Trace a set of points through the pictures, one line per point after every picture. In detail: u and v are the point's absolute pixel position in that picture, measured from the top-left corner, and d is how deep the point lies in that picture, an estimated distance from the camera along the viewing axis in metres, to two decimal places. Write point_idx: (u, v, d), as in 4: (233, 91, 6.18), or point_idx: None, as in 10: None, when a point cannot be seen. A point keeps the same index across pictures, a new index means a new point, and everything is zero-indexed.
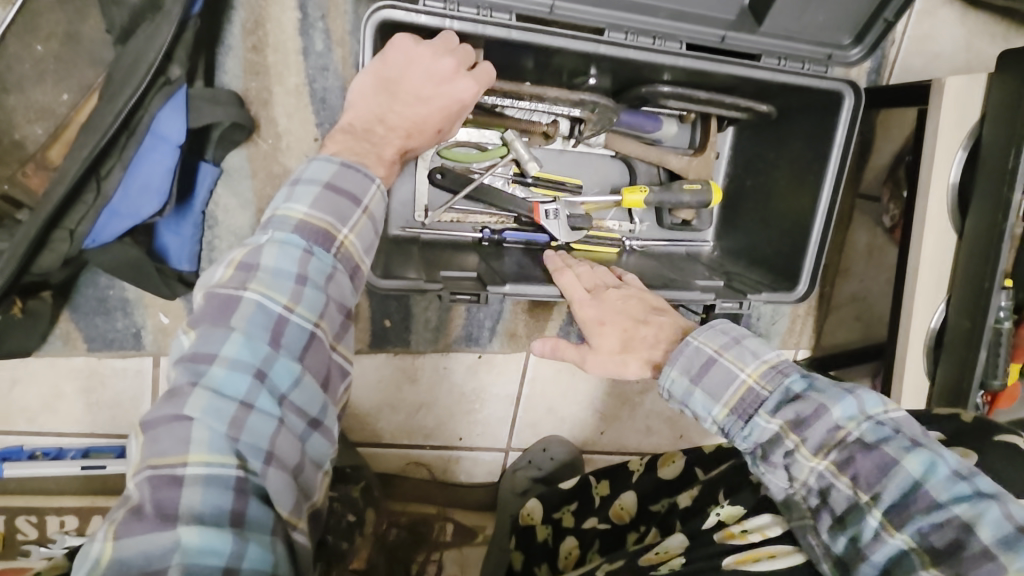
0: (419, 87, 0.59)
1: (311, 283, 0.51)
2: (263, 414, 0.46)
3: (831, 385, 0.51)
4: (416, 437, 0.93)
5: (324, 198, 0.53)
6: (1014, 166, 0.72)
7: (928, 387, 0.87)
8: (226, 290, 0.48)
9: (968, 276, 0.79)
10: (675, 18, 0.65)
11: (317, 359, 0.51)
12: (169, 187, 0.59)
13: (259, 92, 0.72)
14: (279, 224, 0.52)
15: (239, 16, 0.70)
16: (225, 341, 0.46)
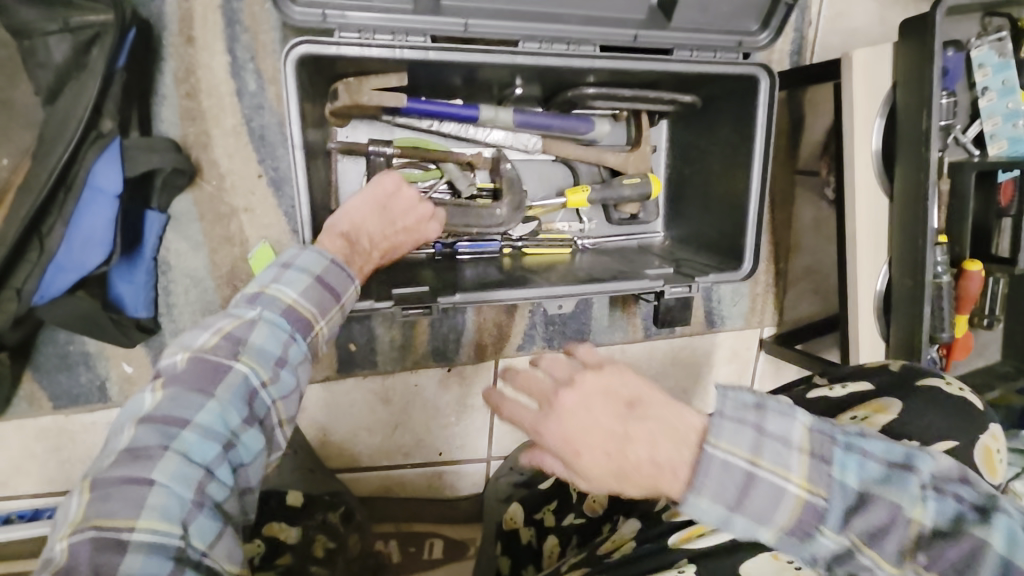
0: (406, 214, 0.66)
1: (288, 368, 0.53)
2: (222, 484, 0.47)
3: (783, 422, 0.46)
4: (396, 457, 0.94)
5: (311, 290, 0.57)
6: (927, 127, 0.75)
7: (885, 347, 0.90)
8: (213, 357, 0.50)
9: (904, 236, 0.83)
10: (586, 22, 0.68)
11: (274, 431, 0.52)
12: (112, 237, 0.60)
13: (197, 136, 0.74)
14: (268, 303, 0.55)
15: (171, 66, 0.72)
16: (200, 407, 0.47)
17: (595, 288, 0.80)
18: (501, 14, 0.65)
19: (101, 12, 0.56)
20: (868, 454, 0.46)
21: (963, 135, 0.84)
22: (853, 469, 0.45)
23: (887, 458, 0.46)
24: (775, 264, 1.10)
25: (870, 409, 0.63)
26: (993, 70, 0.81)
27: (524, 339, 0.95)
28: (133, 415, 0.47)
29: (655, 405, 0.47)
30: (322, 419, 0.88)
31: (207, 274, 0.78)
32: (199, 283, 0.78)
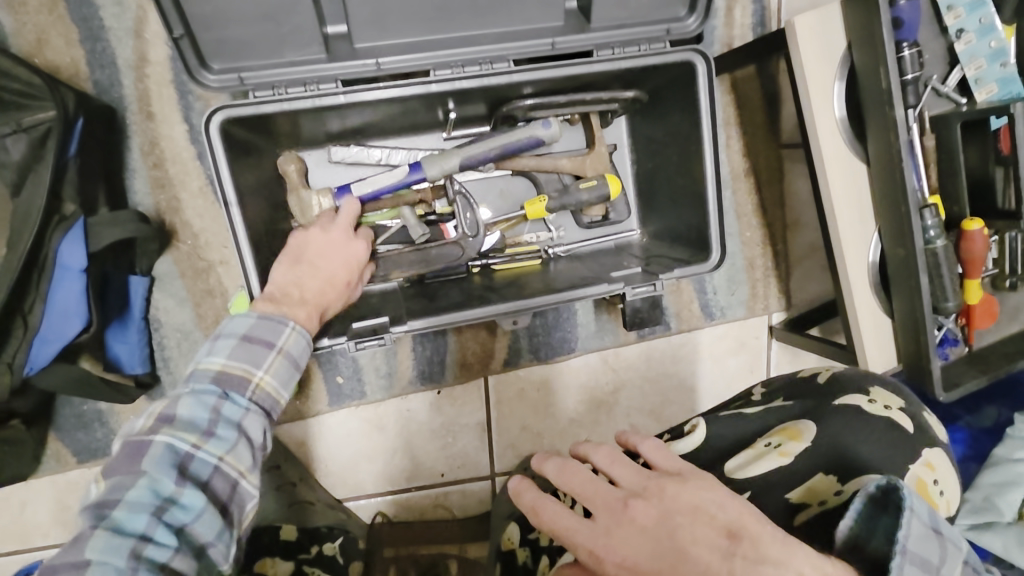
0: (321, 249, 0.71)
1: (221, 424, 0.59)
2: (159, 546, 0.52)
3: (912, 502, 0.49)
4: (399, 481, 0.96)
5: (239, 350, 0.62)
6: (888, 85, 0.70)
7: (890, 323, 0.83)
8: (140, 437, 0.56)
9: (886, 202, 0.77)
10: (500, 39, 0.69)
11: (222, 484, 0.57)
12: (86, 308, 0.67)
13: (169, 202, 0.80)
14: (198, 377, 0.61)
15: (136, 142, 0.78)
16: (132, 486, 0.53)
17: (557, 297, 0.79)
18: (413, 47, 0.68)
19: (47, 109, 0.63)
20: (921, 516, 0.49)
21: (943, 84, 0.77)
22: (918, 537, 0.48)
23: (932, 520, 0.50)
24: (773, 245, 1.04)
25: (781, 433, 0.66)
26: (966, 11, 0.74)
27: (509, 353, 0.96)
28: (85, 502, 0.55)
29: (760, 540, 0.47)
30: (322, 450, 0.92)
31: (195, 326, 0.83)
32: (189, 336, 0.84)
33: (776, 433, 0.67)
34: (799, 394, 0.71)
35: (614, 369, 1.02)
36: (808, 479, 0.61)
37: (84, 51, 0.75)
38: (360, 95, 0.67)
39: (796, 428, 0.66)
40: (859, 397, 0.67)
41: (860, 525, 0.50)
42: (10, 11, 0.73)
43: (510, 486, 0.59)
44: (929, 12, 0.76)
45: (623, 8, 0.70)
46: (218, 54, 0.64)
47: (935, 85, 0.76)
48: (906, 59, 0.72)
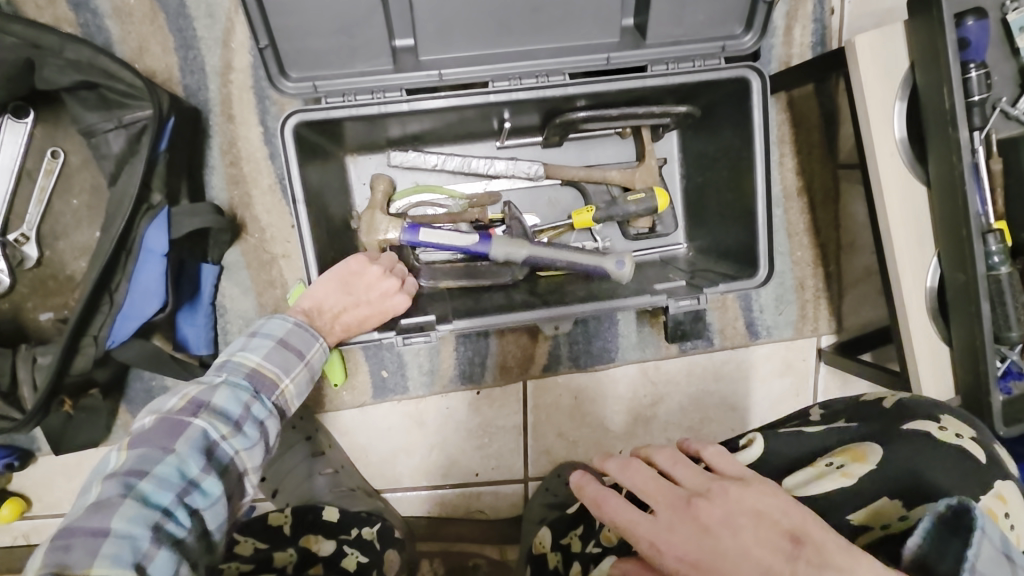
0: (366, 289, 0.76)
1: (246, 423, 0.64)
2: (178, 524, 0.54)
3: (984, 524, 0.48)
4: (434, 477, 0.99)
5: (272, 355, 0.70)
6: (951, 106, 0.69)
7: (947, 352, 0.79)
8: (177, 416, 0.60)
9: (946, 225, 0.74)
10: (557, 53, 0.72)
11: (233, 477, 0.61)
12: (164, 289, 0.73)
13: (241, 197, 0.87)
14: (233, 369, 0.67)
15: (217, 141, 0.85)
16: (160, 461, 0.56)
17: (600, 305, 0.81)
18: (474, 59, 0.72)
19: (145, 108, 0.70)
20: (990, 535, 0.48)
21: (1012, 108, 0.74)
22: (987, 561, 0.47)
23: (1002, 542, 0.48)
24: (824, 267, 1.02)
25: (848, 455, 0.63)
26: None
27: (549, 359, 0.97)
28: (101, 474, 0.56)
29: (824, 547, 0.48)
30: (363, 441, 0.96)
31: (256, 314, 0.89)
32: (250, 322, 0.90)
33: (841, 453, 0.64)
34: (860, 416, 0.68)
35: (653, 383, 1.01)
36: (872, 501, 0.59)
37: (177, 58, 0.83)
38: (422, 102, 0.71)
39: (864, 451, 0.63)
40: (929, 423, 0.64)
41: (928, 544, 0.49)
42: (118, 20, 0.81)
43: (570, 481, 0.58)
44: (999, 33, 0.74)
45: (679, 25, 0.71)
46: (296, 63, 0.69)
47: (1005, 107, 0.74)
48: (973, 80, 0.70)
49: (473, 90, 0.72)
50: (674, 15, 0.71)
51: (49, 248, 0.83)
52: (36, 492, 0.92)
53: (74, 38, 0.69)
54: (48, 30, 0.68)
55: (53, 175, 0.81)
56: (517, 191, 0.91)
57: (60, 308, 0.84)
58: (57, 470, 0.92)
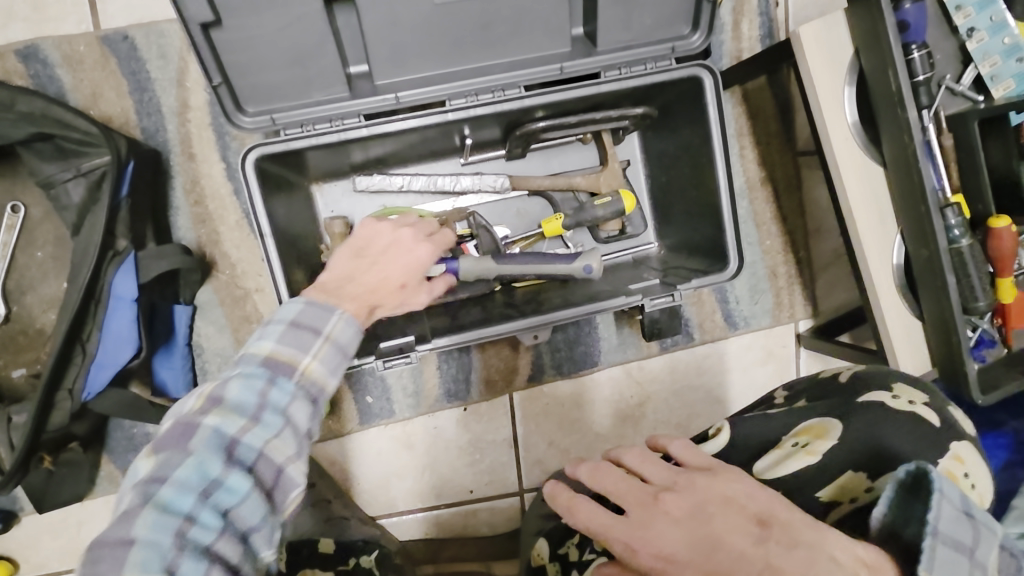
0: (389, 253, 0.69)
1: (269, 410, 0.54)
2: (202, 531, 0.48)
3: (938, 484, 0.50)
4: (429, 498, 0.98)
5: (287, 335, 0.57)
6: (896, 87, 0.70)
7: (920, 326, 0.81)
8: (188, 417, 0.51)
9: (905, 203, 0.76)
10: (511, 67, 0.73)
11: (267, 473, 0.52)
12: (137, 335, 0.72)
13: (209, 235, 0.86)
14: (246, 360, 0.56)
15: (180, 181, 0.85)
16: (181, 465, 0.49)
17: (578, 311, 0.81)
18: (430, 80, 0.73)
19: (103, 155, 0.70)
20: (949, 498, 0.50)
21: (957, 83, 0.76)
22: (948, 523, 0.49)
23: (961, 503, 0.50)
24: (794, 253, 1.03)
25: (807, 433, 0.65)
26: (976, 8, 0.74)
27: (533, 369, 0.98)
28: (128, 482, 0.50)
29: (791, 526, 0.49)
30: (354, 469, 0.95)
31: (234, 351, 0.88)
32: (228, 359, 0.89)
33: (799, 431, 0.65)
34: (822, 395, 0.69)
35: (639, 383, 1.02)
36: (837, 477, 0.62)
37: (133, 101, 0.83)
38: (381, 126, 0.71)
39: (823, 426, 0.65)
40: (883, 393, 0.66)
41: (892, 512, 0.51)
42: (69, 69, 0.81)
43: (543, 492, 0.57)
44: (937, 13, 0.76)
45: (627, 30, 0.73)
46: (251, 98, 0.69)
47: (950, 83, 0.76)
48: (916, 60, 0.72)
49: (431, 110, 0.72)
50: (622, 21, 0.72)
51: (17, 303, 0.82)
52: (23, 553, 0.90)
53: (23, 90, 0.68)
54: None
55: (15, 229, 0.80)
56: (485, 205, 0.91)
57: (32, 363, 0.82)
58: (42, 528, 0.89)
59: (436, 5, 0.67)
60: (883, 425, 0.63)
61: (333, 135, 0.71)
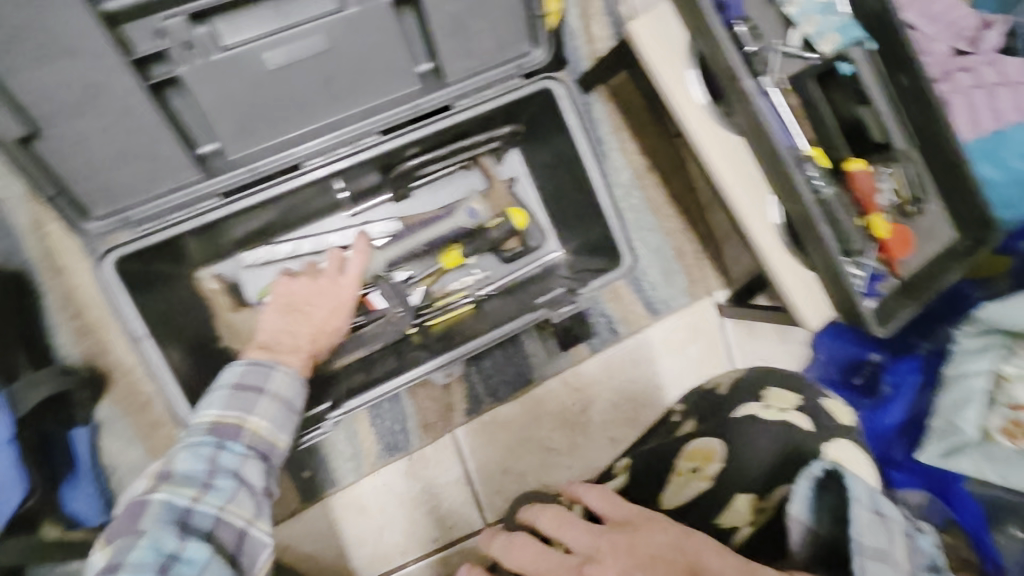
0: (309, 300, 0.76)
1: (219, 474, 0.61)
2: None
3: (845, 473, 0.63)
4: (394, 559, 0.94)
5: (231, 399, 0.65)
6: (726, 64, 0.74)
7: (812, 277, 0.84)
8: (141, 497, 0.58)
9: (765, 167, 0.80)
10: (364, 116, 0.73)
11: (228, 535, 0.59)
12: (21, 472, 0.66)
13: (95, 347, 0.81)
14: (193, 430, 0.64)
15: (51, 298, 0.80)
16: (132, 547, 0.54)
17: (489, 338, 0.81)
18: (282, 145, 0.72)
19: None
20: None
21: (788, 45, 0.79)
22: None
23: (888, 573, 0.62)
24: (695, 230, 1.06)
25: (698, 454, 0.72)
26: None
27: (469, 402, 0.96)
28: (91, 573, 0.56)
29: (723, 573, 0.51)
30: (308, 548, 0.91)
31: (149, 459, 0.83)
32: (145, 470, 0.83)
33: (692, 453, 0.73)
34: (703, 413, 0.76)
35: (578, 389, 1.02)
36: (731, 498, 0.69)
37: None
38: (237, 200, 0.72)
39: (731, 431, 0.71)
40: (754, 403, 0.75)
41: (814, 508, 0.62)
42: None
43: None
44: None
45: (470, 58, 0.74)
46: (97, 202, 0.68)
47: (781, 47, 0.79)
48: (742, 34, 0.75)
49: (286, 173, 0.72)
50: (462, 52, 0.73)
51: None
52: None
53: None
54: None
55: None
56: (381, 251, 0.91)
57: None
58: None
59: (268, 71, 0.66)
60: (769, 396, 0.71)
61: (192, 219, 0.71)
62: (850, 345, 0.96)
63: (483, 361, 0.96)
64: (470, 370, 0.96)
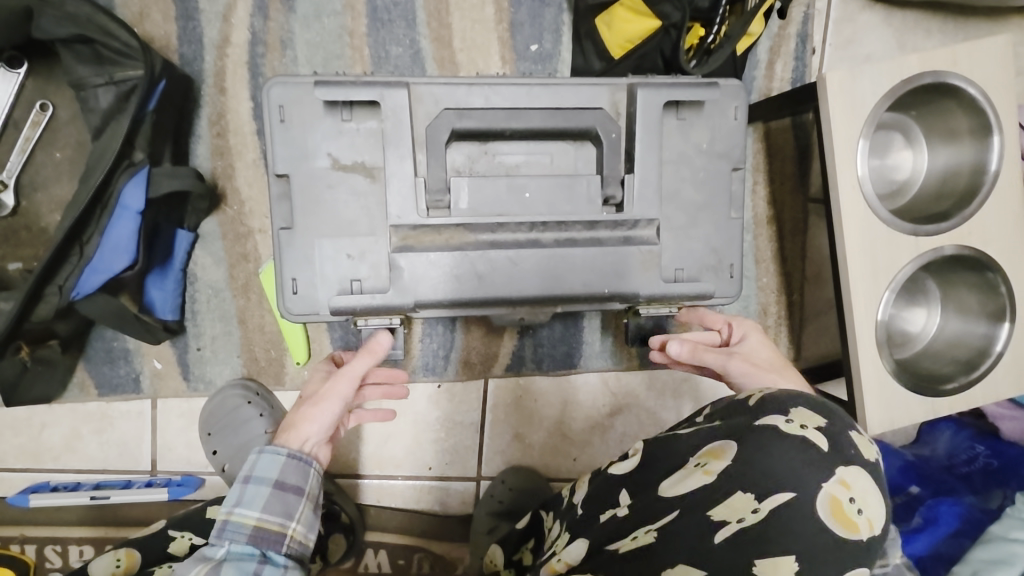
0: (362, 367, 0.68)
1: (254, 480, 0.64)
2: (256, 484, 0.63)
3: None
4: (388, 467, 0.98)
5: (269, 499, 0.63)
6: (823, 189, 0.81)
7: (898, 390, 0.80)
8: (271, 493, 0.63)
9: (874, 265, 0.79)
10: (530, 97, 0.68)
11: (273, 517, 0.63)
12: (136, 246, 0.74)
13: (225, 169, 0.88)
14: (233, 531, 0.61)
15: (206, 113, 0.87)
16: (263, 496, 0.63)
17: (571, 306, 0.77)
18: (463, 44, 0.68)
19: (137, 67, 0.72)
20: None
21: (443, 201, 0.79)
22: None
23: None
24: (787, 294, 1.02)
25: (840, 521, 0.50)
26: None
27: (513, 359, 0.98)
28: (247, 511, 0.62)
29: None
30: None
31: (227, 285, 0.90)
32: (219, 293, 0.90)
33: (838, 524, 0.50)
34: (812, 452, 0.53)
35: (615, 394, 1.02)
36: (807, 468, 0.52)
37: (177, 27, 0.85)
38: (363, 118, 0.67)
39: (721, 446, 0.54)
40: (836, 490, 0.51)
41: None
42: None
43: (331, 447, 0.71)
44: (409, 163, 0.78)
45: (671, 178, 0.71)
46: None
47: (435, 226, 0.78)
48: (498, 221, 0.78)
49: (415, 145, 0.67)
50: (301, 139, 0.66)
51: (27, 199, 0.84)
52: None
53: None
54: None
55: (40, 126, 0.83)
56: None
57: (29, 259, 0.84)
58: (6, 423, 0.90)
59: None
60: (772, 437, 0.52)
61: (325, 133, 0.66)
62: (894, 467, 1.00)
63: (539, 328, 0.98)
64: (525, 330, 0.98)
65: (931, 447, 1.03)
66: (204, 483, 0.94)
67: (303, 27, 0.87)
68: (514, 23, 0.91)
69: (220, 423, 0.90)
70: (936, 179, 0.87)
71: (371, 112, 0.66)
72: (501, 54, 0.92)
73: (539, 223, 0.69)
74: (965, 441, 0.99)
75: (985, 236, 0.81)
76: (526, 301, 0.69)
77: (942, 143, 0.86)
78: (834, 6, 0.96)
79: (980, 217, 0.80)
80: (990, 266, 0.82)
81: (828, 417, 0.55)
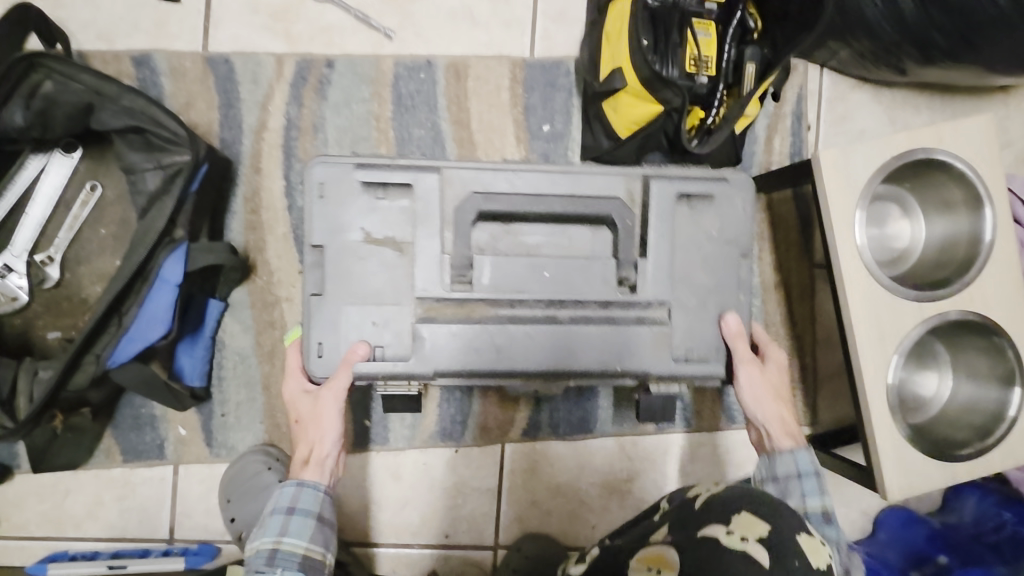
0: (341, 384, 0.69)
1: (297, 512, 0.68)
2: (302, 517, 0.68)
3: None
4: (404, 534, 0.98)
5: (317, 529, 0.68)
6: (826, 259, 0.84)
7: (915, 456, 0.80)
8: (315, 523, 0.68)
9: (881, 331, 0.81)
10: (552, 183, 0.73)
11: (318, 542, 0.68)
12: (171, 316, 0.78)
13: (256, 242, 0.93)
14: (286, 558, 0.65)
15: (241, 191, 0.93)
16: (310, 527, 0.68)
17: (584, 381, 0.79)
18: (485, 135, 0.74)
19: (183, 153, 0.78)
20: None
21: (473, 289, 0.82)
22: None
23: None
24: (798, 358, 1.04)
25: None
26: None
27: (529, 424, 0.99)
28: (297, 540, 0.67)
29: None
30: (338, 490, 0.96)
31: (253, 352, 0.93)
32: (245, 359, 0.93)
33: None
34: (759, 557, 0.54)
35: (631, 459, 1.02)
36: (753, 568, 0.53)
37: (219, 115, 0.93)
38: (396, 196, 0.72)
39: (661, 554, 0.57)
40: None
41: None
42: (173, 79, 0.92)
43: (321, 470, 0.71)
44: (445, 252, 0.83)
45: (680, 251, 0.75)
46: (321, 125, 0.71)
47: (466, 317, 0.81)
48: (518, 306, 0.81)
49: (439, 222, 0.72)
50: (334, 217, 0.71)
51: (71, 272, 0.89)
52: (7, 510, 0.91)
53: (129, 90, 0.77)
54: (110, 82, 0.77)
55: (88, 205, 0.89)
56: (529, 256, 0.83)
57: (68, 329, 0.89)
58: (31, 490, 0.92)
59: None
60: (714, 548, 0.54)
61: (358, 211, 0.71)
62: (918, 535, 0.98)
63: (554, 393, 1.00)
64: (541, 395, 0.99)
65: (956, 513, 1.01)
66: (221, 551, 0.93)
67: (334, 113, 0.94)
68: (528, 106, 0.98)
69: (240, 490, 0.91)
70: (936, 247, 0.90)
71: (404, 192, 0.72)
72: (516, 134, 0.98)
73: (555, 299, 0.72)
74: (990, 508, 0.97)
75: (988, 301, 0.83)
76: (542, 374, 0.72)
77: (939, 213, 0.90)
78: (826, 86, 1.03)
79: (981, 283, 0.83)
80: (995, 331, 0.83)
81: (775, 524, 0.55)
